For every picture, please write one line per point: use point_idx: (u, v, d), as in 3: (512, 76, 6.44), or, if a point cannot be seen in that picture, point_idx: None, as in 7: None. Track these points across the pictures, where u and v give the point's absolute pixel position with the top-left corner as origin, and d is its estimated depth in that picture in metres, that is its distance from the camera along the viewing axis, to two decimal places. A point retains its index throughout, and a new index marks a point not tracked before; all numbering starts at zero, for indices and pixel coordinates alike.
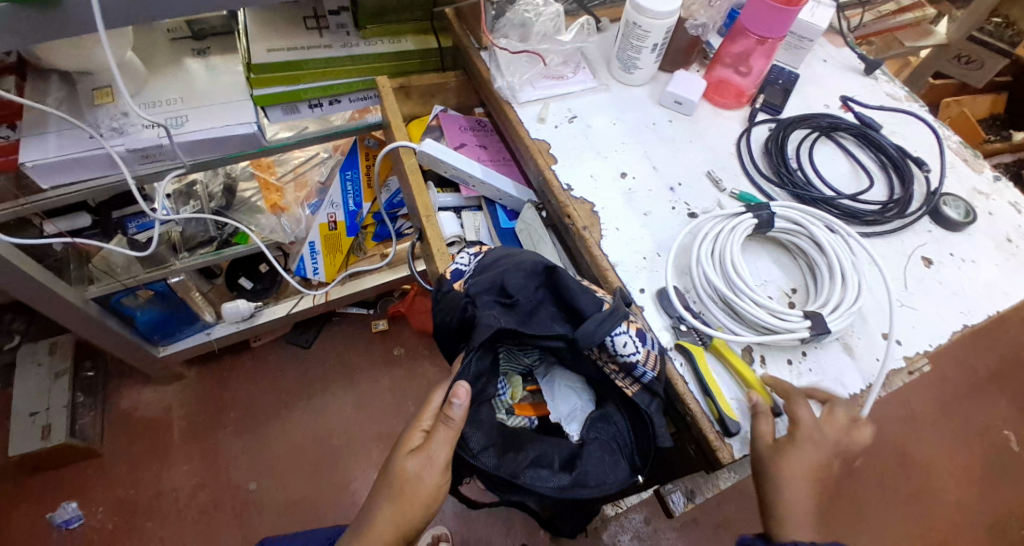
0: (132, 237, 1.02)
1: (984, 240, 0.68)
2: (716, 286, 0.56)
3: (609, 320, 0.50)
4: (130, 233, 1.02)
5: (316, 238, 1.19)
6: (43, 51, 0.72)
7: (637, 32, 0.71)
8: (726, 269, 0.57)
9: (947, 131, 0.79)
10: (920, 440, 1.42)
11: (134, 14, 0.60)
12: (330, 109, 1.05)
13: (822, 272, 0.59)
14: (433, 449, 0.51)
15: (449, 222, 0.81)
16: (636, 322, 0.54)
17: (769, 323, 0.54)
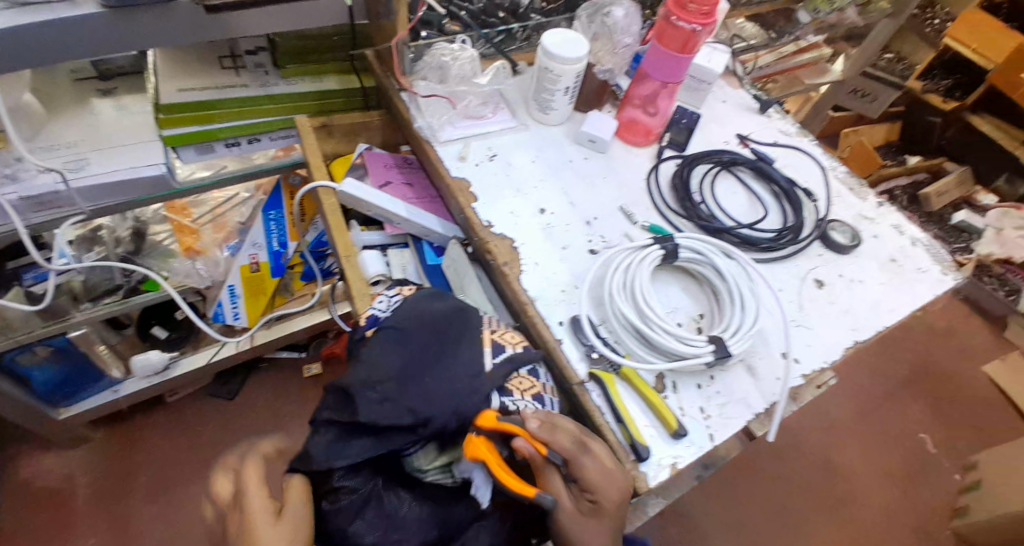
0: (28, 289, 0.93)
1: (870, 262, 0.75)
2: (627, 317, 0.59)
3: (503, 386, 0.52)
4: (27, 285, 0.93)
5: (236, 281, 1.14)
6: None
7: (548, 76, 0.74)
8: (635, 300, 0.60)
9: (834, 162, 0.87)
10: (844, 446, 1.51)
11: (25, 50, 0.60)
12: (250, 148, 1.02)
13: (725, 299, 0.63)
14: (292, 510, 0.49)
15: (373, 260, 0.79)
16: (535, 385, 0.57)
17: (676, 350, 0.57)
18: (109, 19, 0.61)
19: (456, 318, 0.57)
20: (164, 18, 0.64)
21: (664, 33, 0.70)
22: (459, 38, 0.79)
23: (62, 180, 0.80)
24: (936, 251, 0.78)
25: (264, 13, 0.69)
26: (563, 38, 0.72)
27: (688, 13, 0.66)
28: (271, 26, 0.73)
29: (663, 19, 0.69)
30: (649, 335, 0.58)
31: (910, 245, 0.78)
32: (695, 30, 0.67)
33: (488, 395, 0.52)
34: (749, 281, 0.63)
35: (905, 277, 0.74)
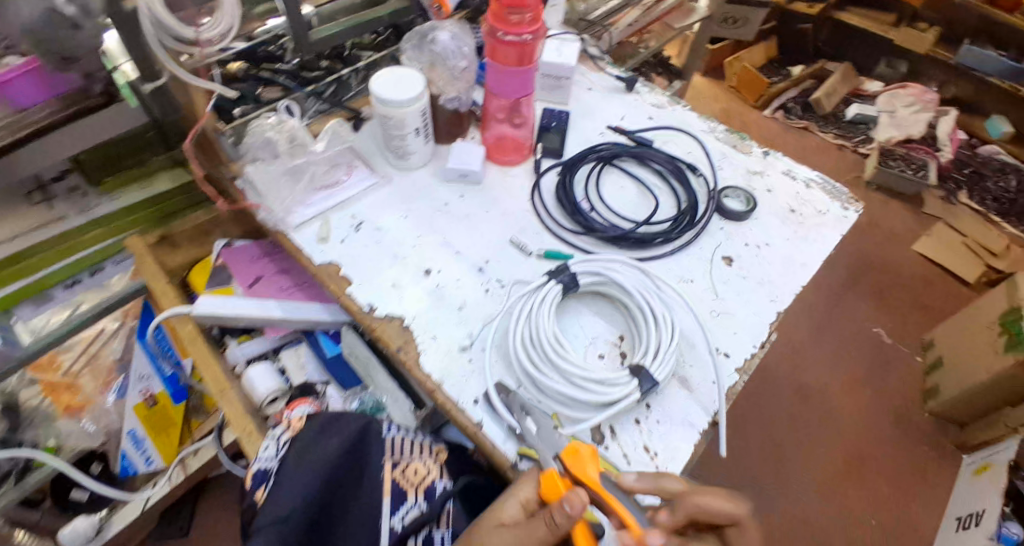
0: None
1: (771, 220, 0.72)
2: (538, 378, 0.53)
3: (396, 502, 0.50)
4: None
5: (134, 425, 1.00)
6: None
7: (391, 122, 0.66)
8: (545, 352, 0.54)
9: (710, 123, 0.84)
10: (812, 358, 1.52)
11: None
12: (92, 280, 0.88)
13: (638, 316, 0.59)
14: None
15: (263, 375, 0.71)
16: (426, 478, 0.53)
17: (601, 397, 0.51)
18: None
19: (354, 438, 0.53)
20: None
21: (497, 50, 0.64)
22: (282, 104, 0.69)
23: None
24: (829, 187, 0.77)
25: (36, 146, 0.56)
26: (390, 78, 0.64)
27: (514, 25, 0.60)
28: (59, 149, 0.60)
29: (489, 38, 0.63)
30: (570, 389, 0.52)
31: (805, 189, 0.77)
32: (528, 40, 0.61)
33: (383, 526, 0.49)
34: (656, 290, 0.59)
35: (809, 224, 0.72)
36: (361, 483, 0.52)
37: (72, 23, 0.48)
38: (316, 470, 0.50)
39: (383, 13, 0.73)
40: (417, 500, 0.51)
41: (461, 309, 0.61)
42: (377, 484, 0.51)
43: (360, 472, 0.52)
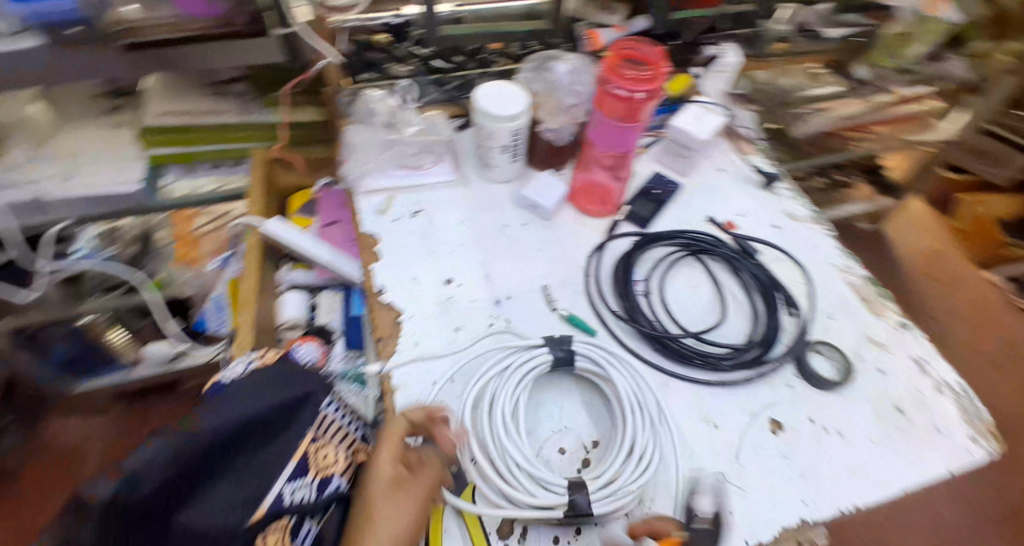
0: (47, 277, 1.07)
1: (862, 405, 0.56)
2: (475, 449, 0.48)
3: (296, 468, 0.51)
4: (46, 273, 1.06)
5: (223, 293, 1.15)
6: None
7: (484, 132, 0.66)
8: (496, 426, 0.49)
9: (848, 261, 0.69)
10: None
11: None
12: (230, 171, 1.03)
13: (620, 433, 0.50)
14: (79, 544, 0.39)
15: (293, 303, 0.78)
16: (332, 466, 0.54)
17: (524, 495, 0.45)
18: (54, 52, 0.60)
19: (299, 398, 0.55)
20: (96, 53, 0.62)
21: (604, 100, 0.60)
22: (401, 84, 0.75)
23: (42, 191, 0.87)
24: (968, 405, 0.58)
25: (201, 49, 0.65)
26: (497, 90, 0.63)
27: (628, 80, 0.55)
28: (219, 60, 0.67)
29: (600, 86, 0.59)
30: (499, 467, 0.47)
31: (932, 390, 0.58)
32: (639, 98, 0.56)
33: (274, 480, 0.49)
34: (651, 415, 0.51)
35: (911, 435, 0.55)
36: (277, 438, 0.52)
37: None
38: (245, 406, 0.51)
39: (520, 28, 0.72)
40: (313, 482, 0.52)
41: (456, 331, 0.59)
42: (290, 444, 0.51)
43: (283, 428, 0.53)
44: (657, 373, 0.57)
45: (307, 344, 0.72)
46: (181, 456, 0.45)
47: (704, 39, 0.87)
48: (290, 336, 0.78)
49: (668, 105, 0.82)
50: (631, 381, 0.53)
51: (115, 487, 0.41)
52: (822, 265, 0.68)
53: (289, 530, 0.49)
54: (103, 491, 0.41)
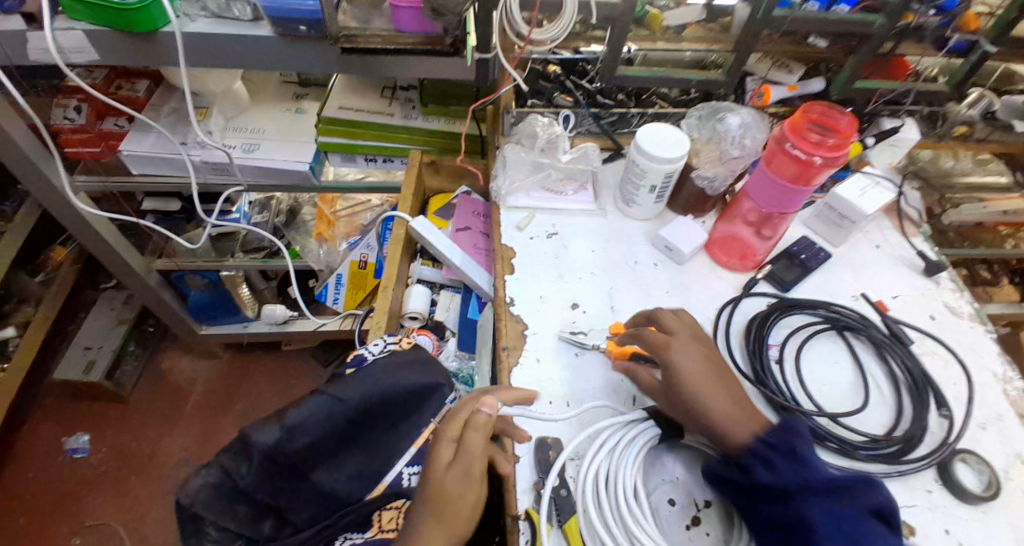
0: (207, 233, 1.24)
1: (1005, 531, 0.50)
2: (599, 524, 0.47)
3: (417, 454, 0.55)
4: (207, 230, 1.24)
5: (344, 271, 1.30)
6: (170, 74, 0.92)
7: (635, 169, 0.67)
8: (625, 508, 0.47)
9: (1015, 372, 0.62)
10: None
11: (212, 56, 0.75)
12: (383, 166, 1.12)
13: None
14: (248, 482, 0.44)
15: (418, 297, 0.83)
16: None
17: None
18: (279, 42, 0.73)
19: (428, 388, 0.58)
20: (315, 50, 0.73)
21: (775, 158, 0.58)
22: (563, 114, 0.77)
23: (231, 155, 1.01)
24: None
25: (402, 59, 0.72)
26: (663, 134, 0.65)
27: (808, 142, 0.54)
28: (407, 68, 0.75)
29: (774, 143, 0.58)
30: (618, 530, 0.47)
31: None
32: (817, 162, 0.54)
33: (396, 464, 0.54)
34: None
35: None
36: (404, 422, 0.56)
37: (435, 7, 0.62)
38: (383, 386, 0.54)
39: (691, 77, 0.73)
40: None
41: (577, 356, 0.61)
42: (416, 429, 0.56)
43: (408, 413, 0.56)
44: None
45: (423, 335, 0.78)
46: (327, 424, 0.49)
47: (885, 109, 0.80)
48: (410, 326, 0.84)
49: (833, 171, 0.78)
50: None
51: (276, 433, 0.45)
52: (980, 368, 0.62)
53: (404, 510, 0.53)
54: (267, 438, 0.45)
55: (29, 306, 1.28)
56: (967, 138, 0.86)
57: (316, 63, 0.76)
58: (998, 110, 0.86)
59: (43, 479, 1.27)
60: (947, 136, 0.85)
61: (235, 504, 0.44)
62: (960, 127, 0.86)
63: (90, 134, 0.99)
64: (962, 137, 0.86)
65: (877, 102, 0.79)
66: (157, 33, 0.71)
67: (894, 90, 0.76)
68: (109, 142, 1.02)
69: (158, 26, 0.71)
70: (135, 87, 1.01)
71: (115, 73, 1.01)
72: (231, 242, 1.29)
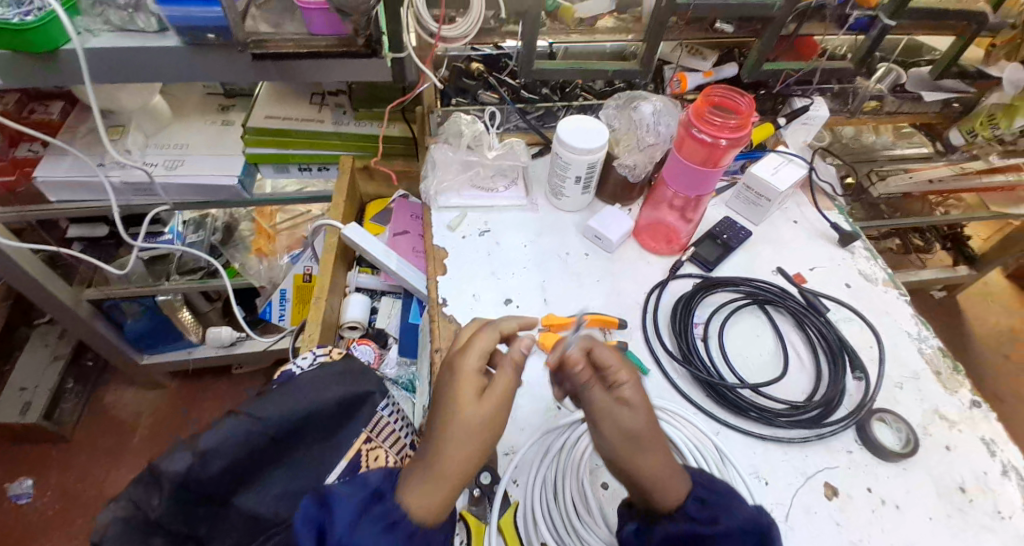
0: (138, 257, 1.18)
1: (924, 483, 0.54)
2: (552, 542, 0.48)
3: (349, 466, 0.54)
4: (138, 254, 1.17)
5: (288, 286, 1.24)
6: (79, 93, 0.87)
7: (559, 162, 0.68)
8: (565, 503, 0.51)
9: (924, 330, 0.66)
10: None
11: (122, 73, 0.71)
12: (320, 175, 1.09)
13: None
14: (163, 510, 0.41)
15: (357, 306, 0.82)
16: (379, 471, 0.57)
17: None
18: (189, 53, 0.69)
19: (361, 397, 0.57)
20: (230, 60, 0.71)
21: (685, 142, 0.60)
22: (487, 110, 0.78)
23: (154, 174, 0.96)
24: None
25: (320, 63, 0.70)
26: (581, 126, 0.66)
27: (712, 125, 0.55)
28: (327, 72, 0.73)
29: (683, 127, 0.59)
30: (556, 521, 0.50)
31: (998, 474, 0.55)
32: (722, 144, 0.56)
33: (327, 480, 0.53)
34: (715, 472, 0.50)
35: (973, 521, 0.52)
36: (335, 434, 0.55)
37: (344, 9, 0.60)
38: (309, 400, 0.52)
39: (609, 68, 0.74)
40: None
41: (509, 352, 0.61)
42: (347, 440, 0.55)
43: (342, 422, 0.55)
44: (710, 421, 0.56)
45: (364, 345, 0.79)
46: (246, 443, 0.47)
47: (798, 89, 0.84)
48: (350, 336, 0.83)
49: (748, 152, 0.80)
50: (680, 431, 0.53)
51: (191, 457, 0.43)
52: (892, 329, 0.65)
53: None
54: (178, 466, 0.43)
55: None
56: (878, 111, 0.91)
57: (233, 71, 0.73)
58: (905, 84, 0.92)
59: None
60: (858, 110, 0.91)
61: (148, 537, 0.42)
62: (870, 101, 0.91)
63: (5, 163, 0.93)
64: (874, 111, 0.91)
65: (787, 83, 0.82)
66: (58, 52, 0.67)
67: (800, 70, 0.80)
68: (24, 169, 0.94)
69: (59, 45, 0.66)
70: (48, 109, 0.95)
71: (26, 96, 0.95)
72: (167, 264, 1.24)
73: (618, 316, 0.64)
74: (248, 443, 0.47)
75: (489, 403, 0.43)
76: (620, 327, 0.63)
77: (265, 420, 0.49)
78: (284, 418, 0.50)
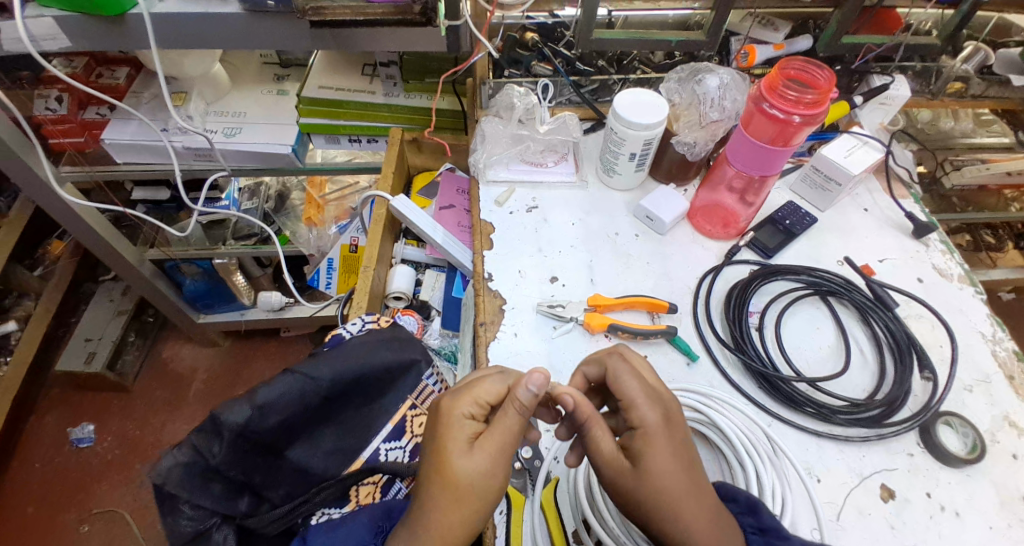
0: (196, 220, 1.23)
1: (986, 490, 0.50)
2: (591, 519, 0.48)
3: (393, 430, 0.57)
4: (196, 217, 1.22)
5: (335, 255, 1.25)
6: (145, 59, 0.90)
7: (614, 137, 0.66)
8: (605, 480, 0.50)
9: (1004, 332, 0.61)
10: None
11: (184, 39, 0.73)
12: (368, 146, 1.10)
13: (740, 474, 0.49)
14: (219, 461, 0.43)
15: (402, 276, 0.83)
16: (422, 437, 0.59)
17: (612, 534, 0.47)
18: (248, 19, 0.70)
19: (406, 365, 0.58)
20: (287, 26, 0.71)
21: (752, 119, 0.56)
22: (541, 82, 0.76)
23: (212, 140, 0.99)
24: None
25: (374, 31, 0.70)
26: (640, 99, 0.63)
27: (786, 100, 0.52)
28: (381, 40, 0.72)
29: (752, 103, 0.56)
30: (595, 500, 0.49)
31: None
32: (794, 121, 0.52)
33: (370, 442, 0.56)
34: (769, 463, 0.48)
35: None
36: (379, 399, 0.57)
37: None
38: (357, 365, 0.53)
39: (672, 39, 0.71)
40: (407, 446, 0.57)
41: (553, 329, 0.60)
42: (391, 407, 0.58)
43: (389, 387, 0.58)
44: (760, 412, 0.54)
45: (407, 316, 0.79)
46: (299, 403, 0.49)
47: (877, 66, 0.78)
48: (395, 306, 0.84)
49: (818, 133, 0.75)
50: (729, 419, 0.51)
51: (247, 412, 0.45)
52: (967, 329, 0.61)
53: (381, 484, 0.56)
54: (238, 417, 0.45)
55: (32, 299, 1.29)
56: (964, 93, 0.83)
57: (289, 38, 0.73)
58: (993, 64, 0.84)
59: (51, 467, 1.30)
60: (941, 92, 0.83)
61: (208, 482, 0.44)
62: (956, 82, 0.83)
63: (73, 125, 0.97)
64: (959, 93, 0.83)
65: (867, 58, 0.76)
66: (126, 17, 0.69)
67: (882, 44, 0.74)
68: (92, 131, 1.00)
69: (126, 9, 0.68)
70: (115, 74, 0.98)
71: (94, 60, 0.98)
72: (223, 229, 1.29)
73: (667, 300, 0.62)
74: (299, 404, 0.49)
75: (480, 455, 0.40)
76: (669, 312, 0.61)
77: (316, 381, 0.50)
78: (335, 381, 0.51)
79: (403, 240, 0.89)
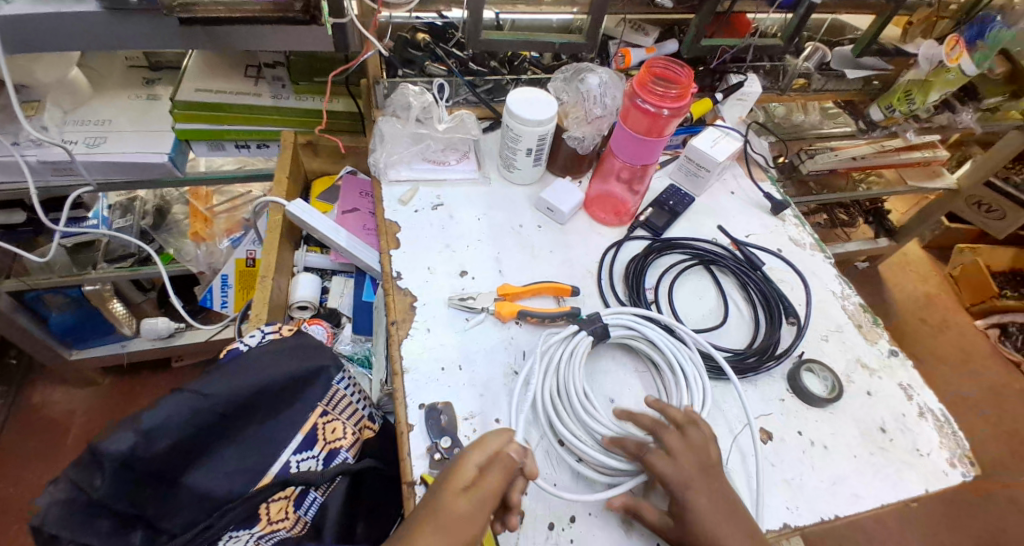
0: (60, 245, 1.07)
1: (843, 423, 0.59)
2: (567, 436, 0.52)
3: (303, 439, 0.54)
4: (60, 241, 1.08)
5: (229, 271, 1.16)
6: None
7: (510, 134, 0.68)
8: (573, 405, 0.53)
9: (847, 288, 0.72)
10: None
11: (38, 42, 0.64)
12: (259, 152, 1.04)
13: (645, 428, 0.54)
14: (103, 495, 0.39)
15: (307, 285, 0.80)
16: (336, 442, 0.57)
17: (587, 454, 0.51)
18: (109, 18, 0.64)
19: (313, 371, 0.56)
20: (157, 23, 0.65)
21: (630, 113, 0.62)
22: (436, 81, 0.77)
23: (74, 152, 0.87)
24: (944, 429, 0.61)
25: (254, 30, 0.67)
26: (530, 97, 0.66)
27: (654, 95, 0.58)
28: (265, 39, 0.69)
29: (627, 99, 0.61)
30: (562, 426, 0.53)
31: (913, 415, 0.61)
32: (663, 114, 0.58)
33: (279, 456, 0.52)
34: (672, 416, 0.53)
35: (889, 454, 0.58)
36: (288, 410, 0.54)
37: None
38: (254, 377, 0.51)
39: (557, 41, 0.75)
40: (320, 454, 0.55)
41: (465, 320, 0.62)
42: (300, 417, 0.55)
43: (291, 400, 0.54)
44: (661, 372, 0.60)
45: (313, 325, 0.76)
46: (194, 420, 0.45)
47: (733, 66, 0.89)
48: (300, 316, 0.81)
49: (689, 126, 0.84)
50: None
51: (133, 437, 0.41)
52: (820, 289, 0.71)
53: (294, 498, 0.52)
54: (122, 445, 0.41)
55: None
56: (806, 88, 0.98)
57: (167, 36, 0.67)
58: (831, 61, 0.98)
59: None
60: (787, 88, 0.96)
61: (92, 519, 0.39)
62: (799, 79, 0.97)
63: None
64: (802, 88, 0.98)
65: (723, 58, 0.86)
66: None
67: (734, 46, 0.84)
68: None
69: None
70: None
71: None
72: (93, 251, 1.13)
73: (570, 284, 0.66)
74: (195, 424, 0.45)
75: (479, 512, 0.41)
76: (572, 294, 0.65)
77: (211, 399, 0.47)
78: (233, 396, 0.49)
79: (305, 247, 0.86)
